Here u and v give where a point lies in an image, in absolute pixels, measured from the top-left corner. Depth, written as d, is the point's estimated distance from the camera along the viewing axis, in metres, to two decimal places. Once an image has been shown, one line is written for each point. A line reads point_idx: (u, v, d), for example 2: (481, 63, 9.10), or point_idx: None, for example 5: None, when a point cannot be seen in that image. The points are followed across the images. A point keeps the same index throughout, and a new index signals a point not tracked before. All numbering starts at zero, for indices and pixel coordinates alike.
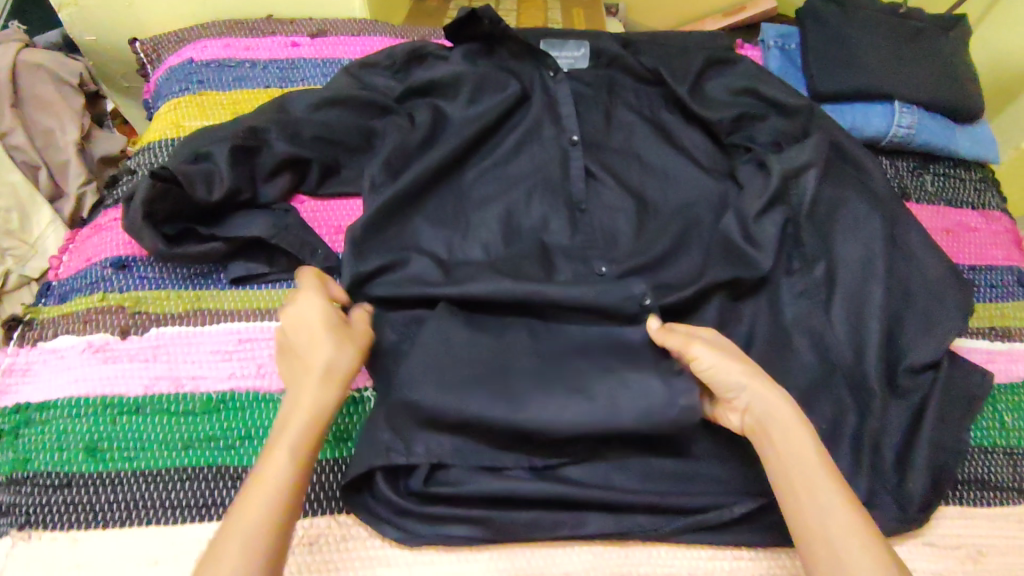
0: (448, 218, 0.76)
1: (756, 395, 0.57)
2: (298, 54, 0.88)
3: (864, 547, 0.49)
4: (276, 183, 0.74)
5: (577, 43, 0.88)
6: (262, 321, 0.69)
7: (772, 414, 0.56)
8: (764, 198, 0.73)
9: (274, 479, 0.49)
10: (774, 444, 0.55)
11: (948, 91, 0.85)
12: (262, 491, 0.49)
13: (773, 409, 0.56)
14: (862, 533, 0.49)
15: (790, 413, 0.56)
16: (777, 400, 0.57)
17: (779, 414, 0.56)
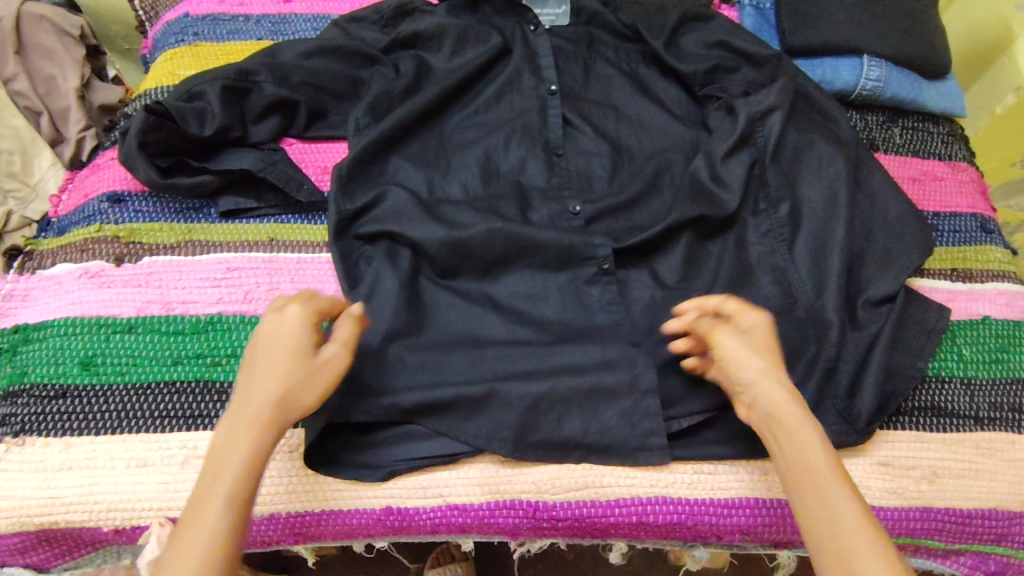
0: (431, 161, 0.80)
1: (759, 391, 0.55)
2: (289, 9, 0.91)
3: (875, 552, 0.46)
4: (265, 125, 0.78)
5: (558, 1, 0.91)
6: (251, 252, 0.72)
7: (787, 423, 0.53)
8: (731, 141, 0.76)
9: (216, 504, 0.48)
10: (788, 455, 0.52)
11: (916, 46, 0.88)
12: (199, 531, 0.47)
13: (789, 418, 0.53)
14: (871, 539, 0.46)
15: (806, 422, 0.53)
16: (795, 409, 0.54)
17: (792, 425, 0.53)
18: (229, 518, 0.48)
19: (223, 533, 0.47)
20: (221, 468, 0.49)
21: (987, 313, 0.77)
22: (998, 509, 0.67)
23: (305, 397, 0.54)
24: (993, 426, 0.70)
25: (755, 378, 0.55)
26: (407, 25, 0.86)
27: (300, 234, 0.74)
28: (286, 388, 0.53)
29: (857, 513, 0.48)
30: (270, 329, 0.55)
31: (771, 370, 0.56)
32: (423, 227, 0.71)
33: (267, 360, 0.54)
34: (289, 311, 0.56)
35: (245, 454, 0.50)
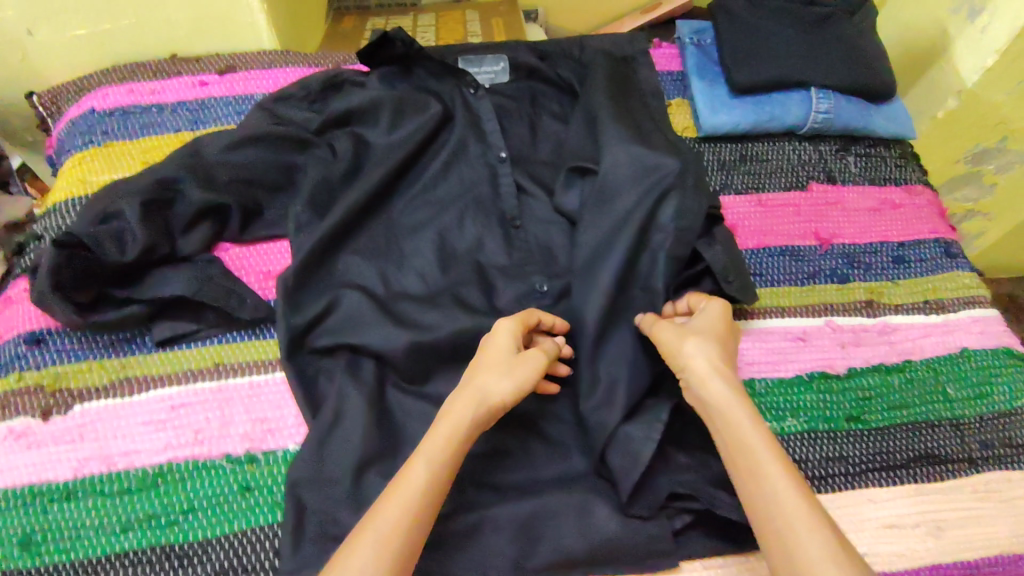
0: (382, 251, 0.74)
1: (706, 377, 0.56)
2: (207, 93, 0.84)
3: (813, 529, 0.46)
4: (195, 235, 0.71)
5: (495, 57, 0.88)
6: (196, 383, 0.65)
7: (727, 414, 0.54)
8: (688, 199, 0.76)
9: (416, 482, 0.50)
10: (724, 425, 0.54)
11: (860, 74, 0.88)
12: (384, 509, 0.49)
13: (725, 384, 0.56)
14: (809, 518, 0.47)
15: (745, 408, 0.54)
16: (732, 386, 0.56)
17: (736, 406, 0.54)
18: (419, 502, 0.49)
19: (411, 513, 0.49)
20: (420, 453, 0.52)
21: (964, 344, 0.76)
22: (1004, 554, 0.65)
23: (503, 392, 0.56)
24: (988, 466, 0.69)
25: (693, 359, 0.58)
26: (339, 101, 0.80)
27: (248, 353, 0.67)
28: (491, 386, 0.56)
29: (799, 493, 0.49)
30: (495, 337, 0.60)
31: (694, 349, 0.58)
32: (384, 336, 0.66)
33: (479, 364, 0.59)
34: (504, 324, 0.61)
35: (447, 437, 0.53)
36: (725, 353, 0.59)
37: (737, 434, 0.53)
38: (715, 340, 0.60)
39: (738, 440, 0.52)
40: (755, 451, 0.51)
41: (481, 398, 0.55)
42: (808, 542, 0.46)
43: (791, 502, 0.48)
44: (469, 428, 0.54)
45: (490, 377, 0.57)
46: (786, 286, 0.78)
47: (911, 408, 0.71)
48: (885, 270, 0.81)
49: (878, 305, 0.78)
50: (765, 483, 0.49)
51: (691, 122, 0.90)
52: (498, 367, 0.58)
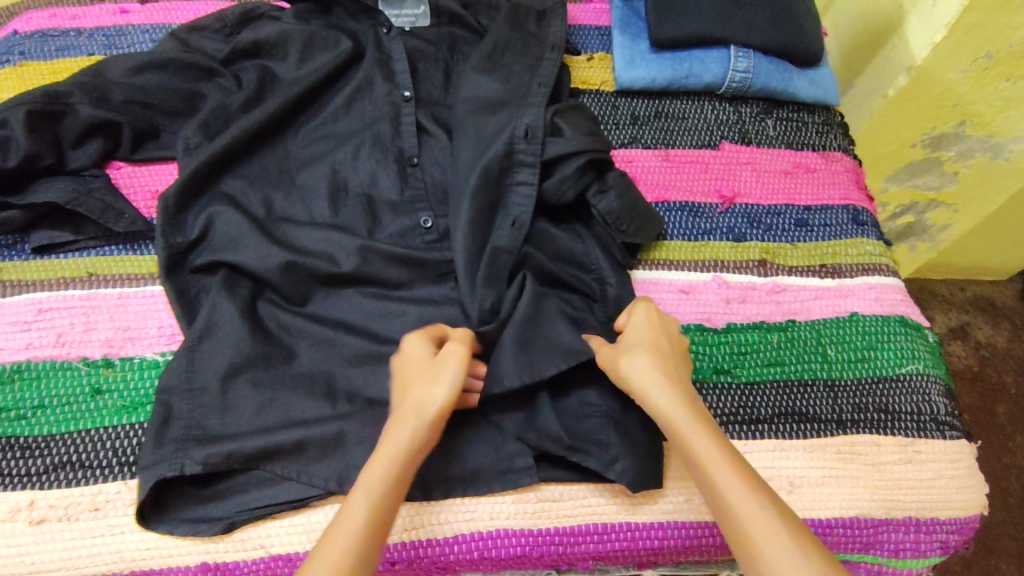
0: (273, 179, 0.75)
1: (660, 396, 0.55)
2: (126, 21, 0.85)
3: (779, 538, 0.47)
4: (87, 150, 0.72)
5: (416, 1, 0.88)
6: (66, 290, 0.66)
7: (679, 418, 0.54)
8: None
9: (359, 514, 0.49)
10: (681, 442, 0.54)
11: (784, 35, 0.86)
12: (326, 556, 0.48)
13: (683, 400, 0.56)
14: (773, 526, 0.48)
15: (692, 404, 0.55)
16: (684, 404, 0.55)
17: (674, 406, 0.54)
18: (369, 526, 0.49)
19: (363, 539, 0.48)
20: (360, 486, 0.51)
21: (855, 309, 0.75)
22: (861, 518, 0.64)
23: (439, 397, 0.55)
24: (857, 430, 0.68)
25: (634, 368, 0.57)
26: (250, 33, 0.81)
27: (123, 267, 0.68)
28: (420, 398, 0.55)
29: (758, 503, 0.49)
30: (411, 361, 0.58)
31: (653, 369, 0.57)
32: (251, 255, 0.66)
33: (405, 388, 0.57)
34: (413, 343, 0.60)
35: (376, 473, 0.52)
36: (659, 351, 0.59)
37: (677, 426, 0.54)
38: (643, 344, 0.59)
39: (682, 434, 0.54)
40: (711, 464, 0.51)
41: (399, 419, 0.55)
42: (769, 543, 0.47)
43: (743, 500, 0.49)
44: (406, 445, 0.53)
45: (415, 395, 0.55)
46: (679, 240, 0.77)
47: (786, 366, 0.70)
48: (786, 232, 0.79)
49: (772, 265, 0.77)
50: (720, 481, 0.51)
51: (610, 77, 0.89)
52: (423, 381, 0.56)
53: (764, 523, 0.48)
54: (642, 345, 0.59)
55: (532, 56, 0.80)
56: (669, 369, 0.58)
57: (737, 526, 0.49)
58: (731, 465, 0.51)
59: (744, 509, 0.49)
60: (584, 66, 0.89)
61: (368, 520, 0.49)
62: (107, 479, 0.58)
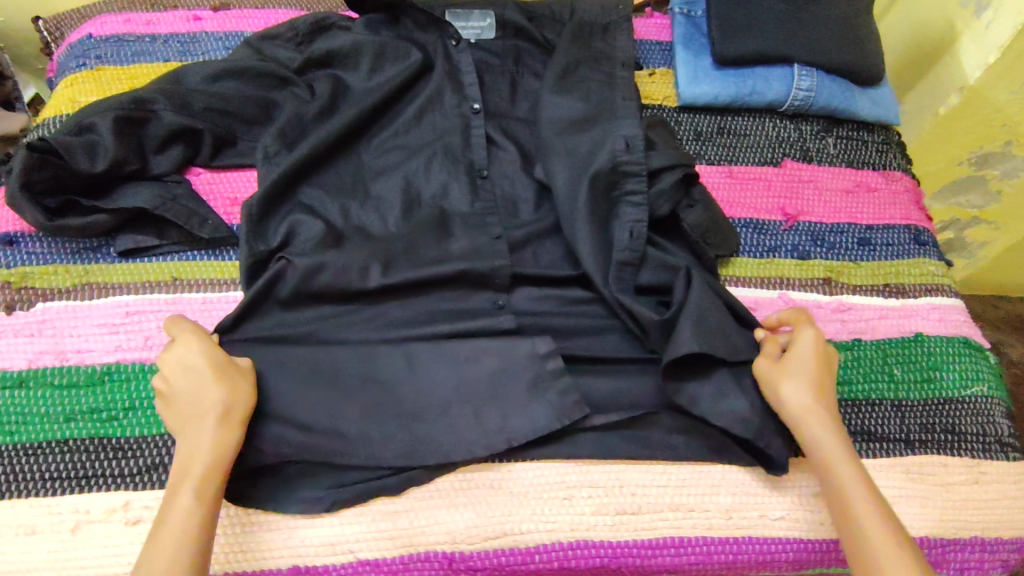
0: (349, 188, 0.76)
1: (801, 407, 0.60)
2: (200, 28, 0.87)
3: (896, 555, 0.53)
4: (168, 156, 0.74)
5: (483, 13, 0.89)
6: (152, 294, 0.68)
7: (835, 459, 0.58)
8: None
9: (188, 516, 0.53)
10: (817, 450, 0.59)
11: (847, 55, 0.87)
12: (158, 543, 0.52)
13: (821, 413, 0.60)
14: (892, 543, 0.53)
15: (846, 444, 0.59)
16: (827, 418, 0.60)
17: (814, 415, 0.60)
18: (196, 523, 0.53)
19: (196, 535, 0.52)
20: (183, 486, 0.54)
21: (920, 329, 0.75)
22: (930, 538, 0.66)
23: (215, 400, 0.56)
24: (924, 449, 0.69)
25: (795, 396, 0.60)
26: (323, 43, 0.83)
27: (206, 272, 0.70)
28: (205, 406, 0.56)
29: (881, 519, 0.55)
30: (184, 354, 0.58)
31: (800, 382, 0.61)
32: (333, 261, 0.67)
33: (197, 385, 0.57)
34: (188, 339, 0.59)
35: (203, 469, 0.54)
36: (822, 384, 0.62)
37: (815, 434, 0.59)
38: (810, 373, 0.61)
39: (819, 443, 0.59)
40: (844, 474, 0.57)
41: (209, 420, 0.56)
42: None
43: (888, 549, 0.53)
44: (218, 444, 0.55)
45: (213, 399, 0.56)
46: (746, 256, 0.78)
47: (853, 385, 0.71)
48: (850, 250, 0.80)
49: (837, 283, 0.78)
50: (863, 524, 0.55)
51: (672, 92, 0.90)
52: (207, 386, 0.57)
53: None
54: (792, 358, 0.62)
55: (601, 72, 0.81)
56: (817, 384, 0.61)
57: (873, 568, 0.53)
58: (879, 512, 0.55)
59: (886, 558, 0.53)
60: (646, 81, 0.90)
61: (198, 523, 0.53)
62: None
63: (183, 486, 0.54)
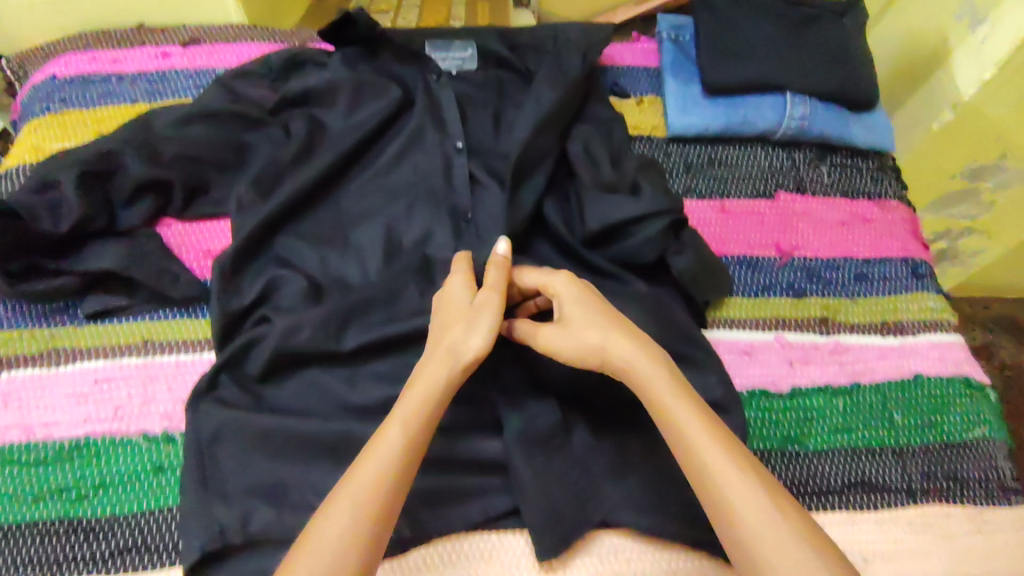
0: (327, 235, 0.73)
1: (620, 351, 0.55)
2: (169, 65, 0.83)
3: (751, 488, 0.46)
4: (138, 208, 0.71)
5: (463, 43, 0.86)
6: (122, 359, 0.65)
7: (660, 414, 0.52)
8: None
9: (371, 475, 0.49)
10: (649, 391, 0.53)
11: (840, 80, 0.84)
12: (358, 480, 0.49)
13: (640, 357, 0.54)
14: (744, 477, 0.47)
15: (672, 380, 0.53)
16: (652, 358, 0.54)
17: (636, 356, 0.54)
18: (383, 485, 0.49)
19: (376, 494, 0.48)
20: (391, 418, 0.52)
21: (919, 370, 0.73)
22: None
23: (472, 349, 0.56)
24: (925, 499, 0.67)
25: (587, 360, 0.56)
26: (299, 84, 0.80)
27: (176, 332, 0.67)
28: (454, 342, 0.56)
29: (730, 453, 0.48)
30: (445, 302, 0.61)
31: (598, 331, 0.56)
32: (312, 318, 0.64)
33: (440, 330, 0.58)
34: (456, 284, 0.62)
35: (422, 400, 0.53)
36: (614, 321, 0.57)
37: (644, 381, 0.53)
38: (599, 320, 0.57)
39: (650, 388, 0.53)
40: (677, 409, 0.51)
41: (445, 351, 0.56)
42: (746, 510, 0.46)
43: (736, 484, 0.47)
44: (442, 392, 0.54)
45: (453, 330, 0.57)
46: (740, 297, 0.76)
47: (852, 432, 0.69)
48: (845, 286, 0.78)
49: (833, 323, 0.75)
50: (709, 466, 0.48)
51: (661, 122, 0.87)
52: (454, 323, 0.58)
53: (747, 502, 0.46)
54: (581, 314, 0.57)
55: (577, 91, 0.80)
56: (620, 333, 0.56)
57: (730, 527, 0.46)
58: (719, 446, 0.48)
59: (735, 494, 0.46)
60: (635, 110, 0.88)
61: (380, 478, 0.49)
62: (175, 564, 0.57)
63: (391, 420, 0.52)
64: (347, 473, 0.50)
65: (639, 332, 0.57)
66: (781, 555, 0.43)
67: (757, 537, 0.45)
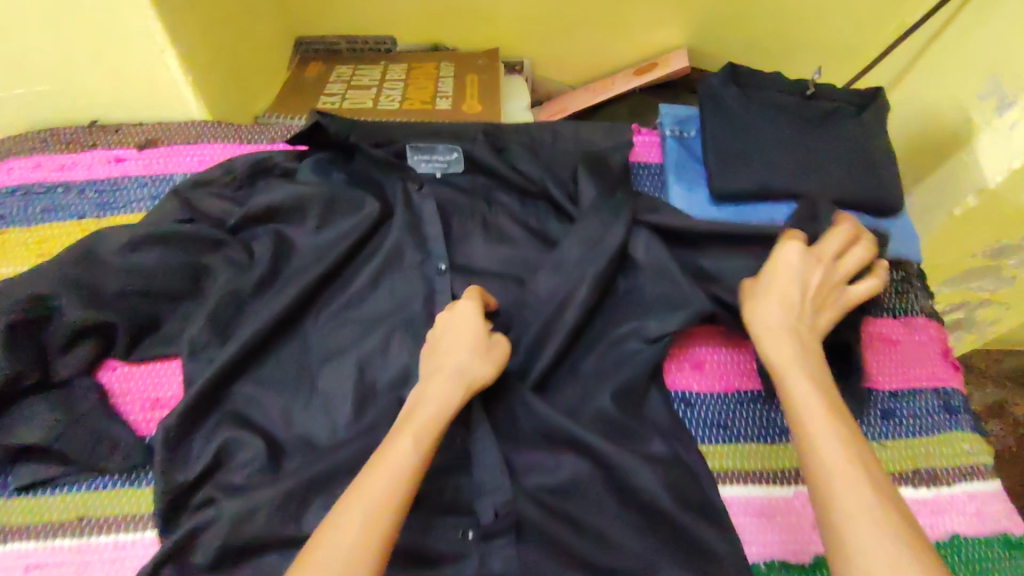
0: (291, 380, 0.65)
1: (776, 342, 0.58)
2: (122, 172, 0.76)
3: (862, 483, 0.46)
4: (77, 355, 0.64)
5: (448, 146, 0.77)
6: (53, 540, 0.58)
7: (793, 372, 0.55)
8: (633, 341, 0.68)
9: (379, 492, 0.47)
10: (788, 381, 0.55)
11: (860, 186, 0.77)
12: (376, 480, 0.48)
13: (791, 354, 0.57)
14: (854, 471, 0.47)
15: (823, 385, 0.54)
16: (806, 361, 0.56)
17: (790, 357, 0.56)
18: (398, 487, 0.48)
19: (393, 497, 0.47)
20: (408, 426, 0.52)
21: (956, 529, 0.65)
22: None
23: (481, 373, 0.58)
24: None
25: (770, 336, 0.59)
26: (264, 196, 0.71)
27: (114, 505, 0.59)
28: (462, 367, 0.58)
29: (850, 448, 0.49)
30: (450, 323, 0.62)
31: (781, 322, 0.59)
32: (267, 501, 0.56)
33: (440, 358, 0.59)
34: (464, 306, 0.63)
35: (434, 417, 0.53)
36: (795, 310, 0.60)
37: (784, 372, 0.56)
38: (784, 309, 0.60)
39: (787, 378, 0.55)
40: (809, 402, 0.52)
41: (458, 373, 0.57)
42: (849, 497, 0.45)
43: (841, 471, 0.47)
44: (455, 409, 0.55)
45: (465, 354, 0.59)
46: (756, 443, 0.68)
47: None
48: (870, 427, 0.71)
49: None
50: (820, 454, 0.49)
51: None
52: (463, 344, 0.60)
53: (851, 488, 0.46)
54: (785, 294, 0.61)
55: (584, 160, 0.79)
56: (801, 325, 0.60)
57: (825, 501, 0.46)
58: (840, 439, 0.49)
59: (834, 475, 0.47)
60: None
61: (387, 500, 0.47)
62: None
63: (406, 429, 0.52)
64: (361, 473, 0.49)
65: (809, 334, 0.59)
66: (877, 542, 0.43)
67: (852, 518, 0.44)
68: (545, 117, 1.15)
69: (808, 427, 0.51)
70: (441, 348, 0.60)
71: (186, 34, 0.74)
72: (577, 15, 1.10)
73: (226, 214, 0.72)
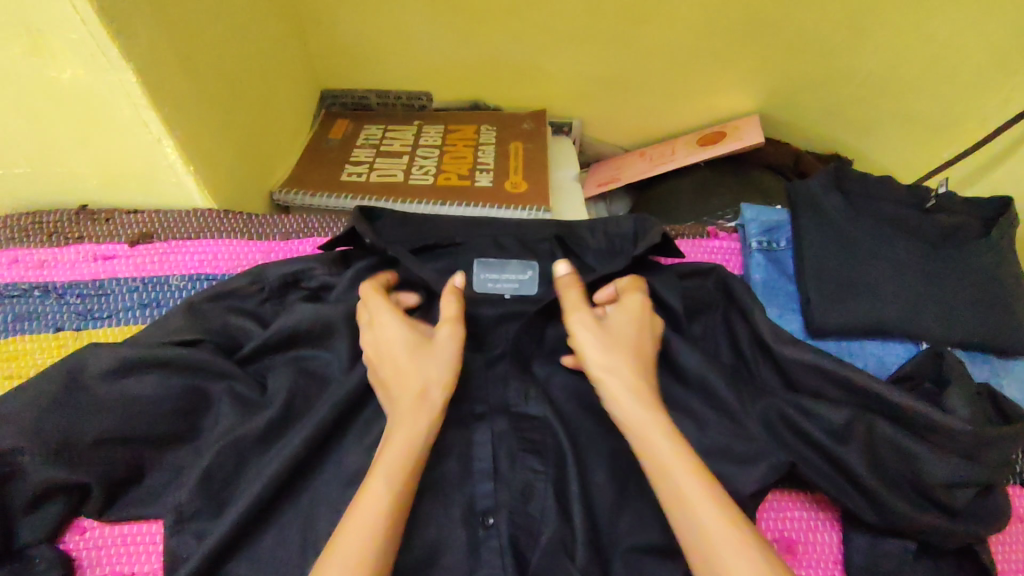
0: (292, 558, 0.53)
1: (620, 376, 0.51)
2: (110, 272, 0.65)
3: (747, 547, 0.41)
4: (43, 516, 0.53)
5: (521, 264, 0.65)
6: None
7: (634, 412, 0.49)
8: None
9: (377, 511, 0.44)
10: (638, 438, 0.48)
11: (992, 323, 0.63)
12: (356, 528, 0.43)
13: (633, 398, 0.49)
14: (736, 534, 0.42)
15: (669, 429, 0.48)
16: (653, 411, 0.49)
17: (639, 406, 0.49)
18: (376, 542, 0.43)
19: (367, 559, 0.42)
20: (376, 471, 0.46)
21: None
22: None
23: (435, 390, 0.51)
24: None
25: (610, 379, 0.51)
26: (284, 317, 0.60)
27: None
28: (425, 385, 0.51)
29: (726, 508, 0.43)
30: (381, 342, 0.54)
31: (630, 360, 0.52)
32: None
33: (396, 381, 0.52)
34: (381, 318, 0.55)
35: (402, 457, 0.47)
36: (639, 354, 0.53)
37: (633, 423, 0.48)
38: (630, 343, 0.53)
39: (635, 431, 0.48)
40: (671, 467, 0.45)
41: (416, 394, 0.50)
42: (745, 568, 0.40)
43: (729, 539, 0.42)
44: (423, 443, 0.48)
45: (410, 367, 0.52)
46: None
47: None
48: None
49: None
50: (700, 519, 0.43)
51: None
52: (405, 359, 0.52)
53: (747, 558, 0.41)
54: (621, 339, 0.53)
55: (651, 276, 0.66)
56: (639, 358, 0.53)
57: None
58: (704, 494, 0.44)
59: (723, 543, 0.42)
60: None
61: (382, 526, 0.43)
62: None
63: (376, 472, 0.46)
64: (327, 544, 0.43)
65: (649, 367, 0.53)
66: None
67: None
68: (594, 186, 1.03)
69: (671, 489, 0.45)
70: (387, 374, 0.53)
71: (190, 116, 0.63)
72: (637, 76, 0.97)
73: (240, 336, 0.60)
